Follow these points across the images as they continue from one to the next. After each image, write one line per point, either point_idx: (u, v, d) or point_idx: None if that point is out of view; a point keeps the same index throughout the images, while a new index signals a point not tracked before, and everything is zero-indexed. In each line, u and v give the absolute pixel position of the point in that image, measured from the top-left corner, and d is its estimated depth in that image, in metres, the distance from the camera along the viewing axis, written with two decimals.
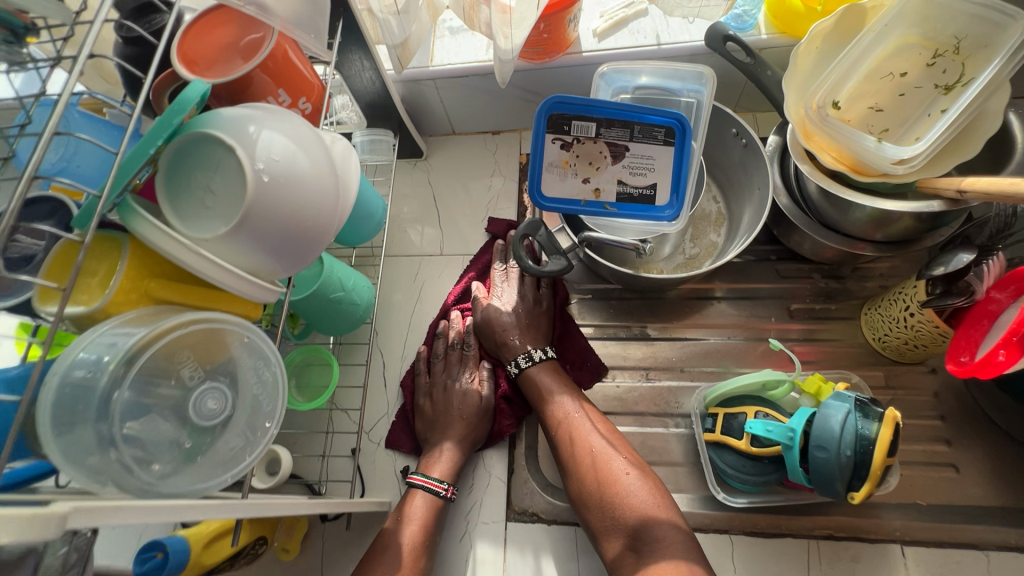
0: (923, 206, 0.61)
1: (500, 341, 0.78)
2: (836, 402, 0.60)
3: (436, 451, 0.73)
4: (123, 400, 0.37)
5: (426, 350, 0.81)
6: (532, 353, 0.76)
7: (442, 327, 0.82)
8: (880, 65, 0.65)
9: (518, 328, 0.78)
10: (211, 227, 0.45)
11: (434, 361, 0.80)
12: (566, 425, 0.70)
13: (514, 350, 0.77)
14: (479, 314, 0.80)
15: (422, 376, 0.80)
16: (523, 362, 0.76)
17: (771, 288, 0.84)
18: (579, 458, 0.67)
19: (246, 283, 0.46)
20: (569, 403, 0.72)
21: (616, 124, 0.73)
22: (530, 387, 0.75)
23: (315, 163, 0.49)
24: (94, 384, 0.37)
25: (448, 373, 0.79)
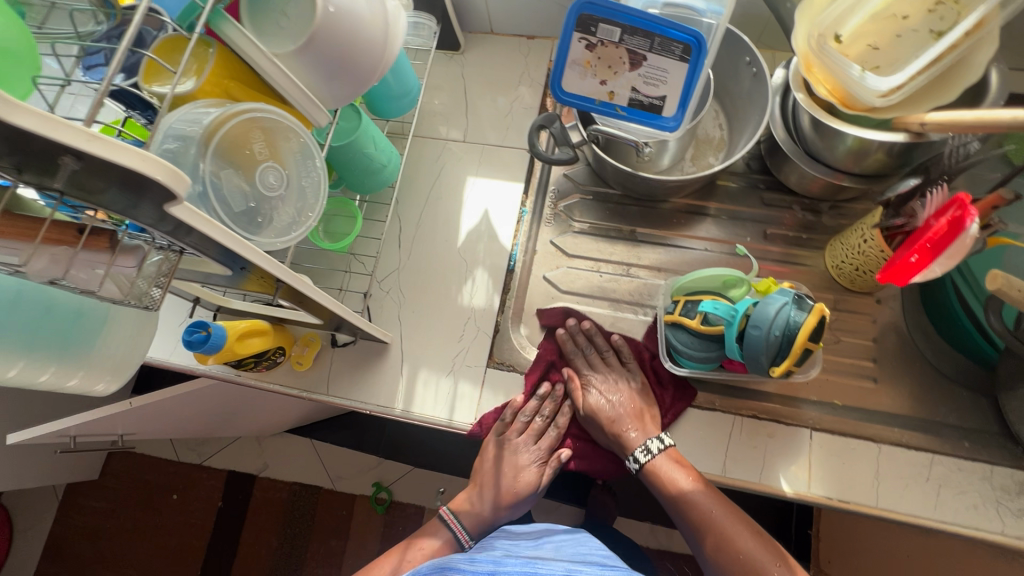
0: (889, 137, 0.69)
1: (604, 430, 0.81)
2: (778, 296, 0.71)
3: (473, 504, 0.84)
4: (210, 169, 0.48)
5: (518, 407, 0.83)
6: (650, 446, 0.77)
7: (544, 390, 0.85)
8: (887, 7, 0.70)
9: (629, 420, 0.79)
10: (282, 44, 0.55)
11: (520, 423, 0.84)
12: (708, 524, 0.72)
13: (635, 441, 0.78)
14: (586, 403, 0.83)
15: (501, 424, 0.84)
16: (642, 456, 0.76)
17: (753, 212, 0.94)
18: (721, 555, 0.70)
19: (304, 98, 0.57)
20: (702, 495, 0.73)
21: (640, 34, 0.78)
22: (649, 479, 0.76)
23: (372, 11, 0.58)
24: (185, 144, 0.47)
25: (524, 443, 0.84)
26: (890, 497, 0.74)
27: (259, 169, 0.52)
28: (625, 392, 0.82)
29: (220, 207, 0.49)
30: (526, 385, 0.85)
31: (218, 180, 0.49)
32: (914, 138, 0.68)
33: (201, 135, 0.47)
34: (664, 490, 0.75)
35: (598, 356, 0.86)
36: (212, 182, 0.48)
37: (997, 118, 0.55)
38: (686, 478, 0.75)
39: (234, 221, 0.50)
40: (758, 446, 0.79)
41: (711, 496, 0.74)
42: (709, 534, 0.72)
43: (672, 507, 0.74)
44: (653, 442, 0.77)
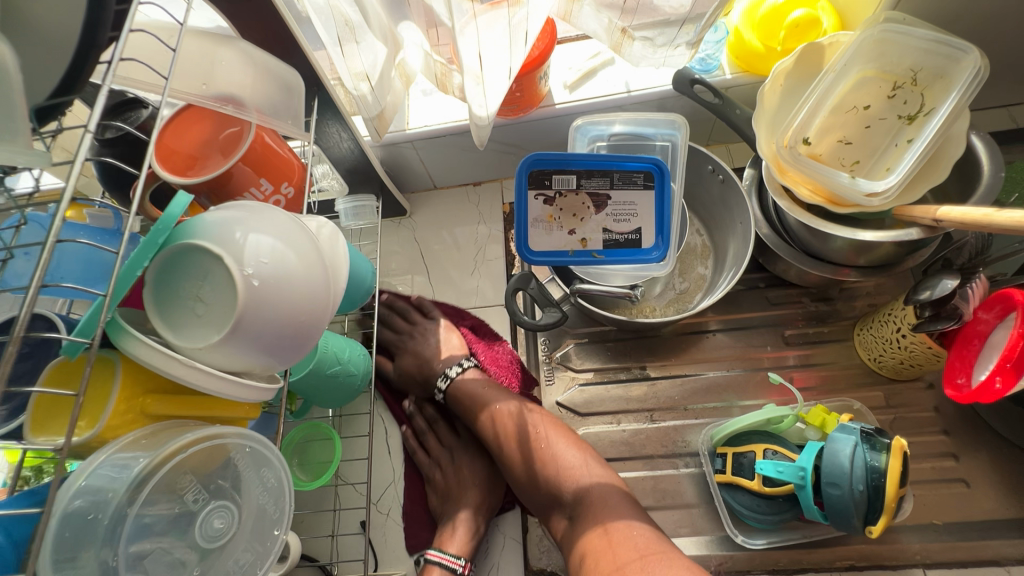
0: (903, 234, 0.62)
1: (424, 373, 0.83)
2: (843, 435, 0.61)
3: (455, 526, 0.72)
4: (132, 524, 0.37)
5: (409, 429, 0.83)
6: (451, 369, 0.80)
7: (409, 406, 0.84)
8: (845, 99, 0.68)
9: (434, 355, 0.83)
10: (204, 336, 0.44)
11: (424, 438, 0.82)
12: (515, 433, 0.71)
13: (434, 373, 0.82)
14: (394, 367, 0.85)
15: (418, 455, 0.81)
16: (452, 372, 0.80)
17: (763, 316, 0.84)
18: (584, 516, 0.62)
19: (242, 387, 0.46)
20: (507, 414, 0.72)
21: (596, 174, 0.74)
22: (458, 402, 0.78)
23: (303, 257, 0.49)
24: (100, 507, 0.37)
25: (439, 448, 0.81)
26: None
27: (199, 512, 0.40)
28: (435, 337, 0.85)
29: None
30: (396, 412, 0.84)
31: (141, 537, 0.38)
32: (928, 231, 0.61)
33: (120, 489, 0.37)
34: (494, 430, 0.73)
35: (405, 320, 0.89)
36: (131, 542, 0.37)
37: None
38: (481, 388, 0.77)
39: None
40: None
41: (525, 413, 0.73)
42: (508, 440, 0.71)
43: (529, 476, 0.68)
44: (455, 366, 0.81)
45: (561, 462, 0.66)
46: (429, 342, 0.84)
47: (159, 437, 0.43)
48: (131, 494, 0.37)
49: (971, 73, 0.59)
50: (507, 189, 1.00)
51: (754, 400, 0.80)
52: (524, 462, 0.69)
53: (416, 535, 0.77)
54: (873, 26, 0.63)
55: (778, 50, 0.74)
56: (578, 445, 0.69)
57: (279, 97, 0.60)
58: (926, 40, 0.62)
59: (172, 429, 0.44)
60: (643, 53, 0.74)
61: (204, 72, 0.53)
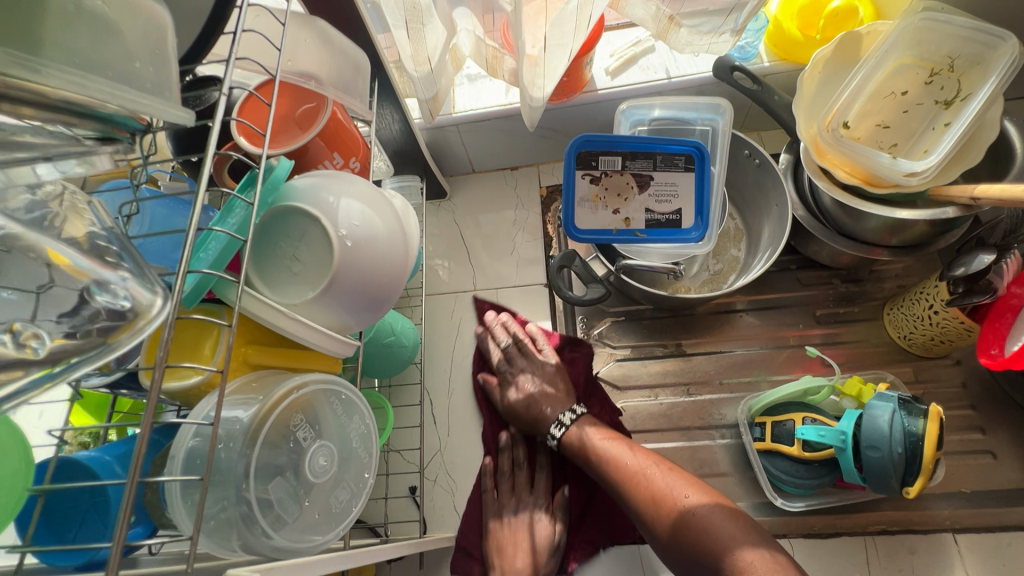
0: (938, 213, 0.65)
1: (531, 417, 0.79)
2: (881, 403, 0.64)
3: None
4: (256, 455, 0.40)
5: (491, 463, 0.80)
6: (565, 419, 0.76)
7: (504, 439, 0.81)
8: (883, 85, 0.71)
9: (544, 398, 0.79)
10: (300, 292, 0.48)
11: (500, 477, 0.79)
12: (618, 467, 0.69)
13: (546, 418, 0.78)
14: (502, 400, 0.82)
15: (488, 492, 0.78)
16: (565, 422, 0.76)
17: (795, 296, 0.87)
18: (698, 548, 0.59)
19: (332, 341, 0.49)
20: (654, 478, 0.67)
21: (640, 156, 0.77)
22: (579, 452, 0.74)
23: (387, 223, 0.52)
24: (227, 436, 0.40)
25: (514, 495, 0.78)
26: None
27: (307, 452, 0.43)
28: (547, 381, 0.81)
29: (260, 508, 0.39)
30: (486, 442, 0.82)
31: (263, 470, 0.40)
32: (964, 210, 0.64)
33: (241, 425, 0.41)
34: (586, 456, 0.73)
35: (525, 346, 0.85)
36: (255, 473, 0.39)
37: None
38: (616, 443, 0.72)
39: (281, 531, 0.40)
40: (903, 568, 0.69)
41: (630, 449, 0.71)
42: (647, 501, 0.65)
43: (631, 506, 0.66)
44: (568, 414, 0.77)
45: (662, 488, 0.65)
46: (538, 383, 0.80)
47: (259, 384, 0.46)
48: (253, 427, 0.41)
49: (1008, 59, 0.62)
50: (544, 174, 1.03)
51: (787, 375, 0.83)
52: (666, 524, 0.62)
53: (466, 567, 0.76)
54: (915, 14, 0.65)
55: (817, 38, 0.77)
56: (737, 518, 0.60)
57: (349, 75, 0.64)
58: (965, 28, 0.65)
59: (269, 375, 0.47)
60: (689, 39, 0.75)
61: (289, 51, 0.57)
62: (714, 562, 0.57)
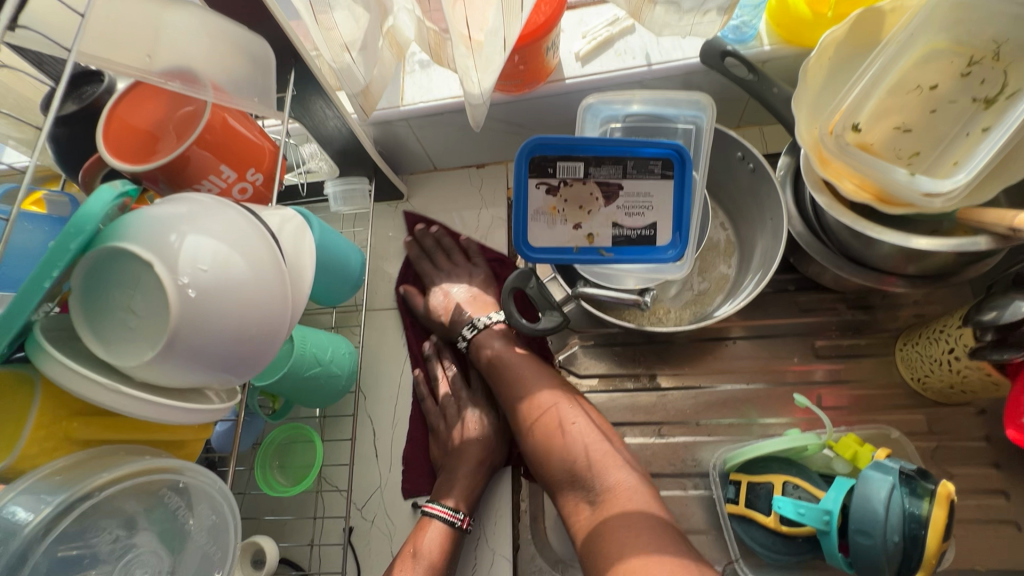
0: (967, 243, 0.52)
1: (452, 320, 0.80)
2: (878, 475, 0.52)
3: (456, 477, 0.70)
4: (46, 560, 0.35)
5: (421, 374, 0.80)
6: (476, 322, 0.77)
7: (427, 348, 0.81)
8: (906, 77, 0.56)
9: (467, 304, 0.81)
10: (135, 352, 0.39)
11: (435, 385, 0.79)
12: (546, 425, 0.65)
13: (461, 321, 0.79)
14: (424, 304, 0.83)
15: (427, 403, 0.78)
16: (468, 332, 0.77)
17: (791, 324, 0.75)
18: (599, 537, 0.57)
19: (182, 411, 0.40)
20: (537, 399, 0.67)
21: (606, 162, 0.65)
22: (490, 372, 0.73)
23: (253, 261, 0.42)
24: (5, 543, 0.34)
25: (451, 398, 0.78)
26: None
27: (125, 557, 0.39)
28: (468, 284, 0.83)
29: None
30: (414, 352, 0.82)
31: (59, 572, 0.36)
32: (1001, 240, 0.51)
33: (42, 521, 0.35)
34: (521, 406, 0.68)
35: (445, 257, 0.87)
36: None
37: None
38: (517, 369, 0.71)
39: None
40: None
41: (583, 415, 0.66)
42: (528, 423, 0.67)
43: (548, 461, 0.64)
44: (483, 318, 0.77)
45: (589, 452, 0.62)
46: (457, 287, 0.83)
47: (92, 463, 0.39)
48: (45, 526, 0.35)
49: None
50: (513, 173, 0.91)
51: (777, 418, 0.72)
52: (543, 443, 0.65)
53: (413, 480, 0.75)
54: None
55: (829, 16, 0.63)
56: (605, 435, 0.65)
57: (243, 71, 0.53)
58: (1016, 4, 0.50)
59: (111, 449, 0.40)
60: (667, 19, 0.62)
61: (147, 42, 0.46)
62: (582, 471, 0.61)
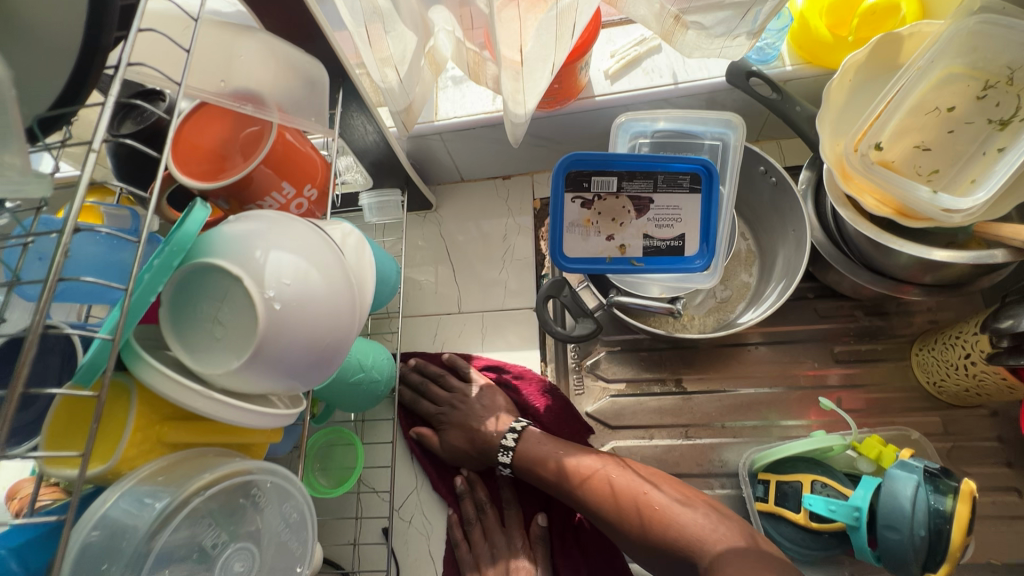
0: (984, 256, 0.55)
1: (482, 443, 0.75)
2: (903, 473, 0.56)
3: None
4: (157, 557, 0.37)
5: (455, 517, 0.74)
6: (508, 440, 0.72)
7: (459, 486, 0.75)
8: (925, 99, 0.60)
9: (492, 424, 0.75)
10: (222, 360, 0.42)
11: (469, 528, 0.73)
12: (621, 490, 0.64)
13: (491, 444, 0.74)
14: (442, 442, 0.77)
15: (461, 548, 0.72)
16: (509, 440, 0.72)
17: (810, 330, 0.78)
18: None
19: (264, 414, 0.43)
20: (597, 463, 0.67)
21: (639, 176, 0.67)
22: (542, 472, 0.69)
23: (328, 275, 0.45)
24: (119, 546, 0.36)
25: (488, 539, 0.72)
26: None
27: (221, 556, 0.41)
28: (489, 407, 0.77)
29: None
30: (444, 493, 0.76)
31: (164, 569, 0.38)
32: (1017, 253, 0.55)
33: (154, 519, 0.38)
34: (573, 475, 0.67)
35: (433, 386, 0.81)
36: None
37: None
38: (570, 454, 0.69)
39: None
40: None
41: (620, 468, 0.67)
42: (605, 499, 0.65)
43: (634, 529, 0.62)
44: (511, 435, 0.73)
45: (675, 515, 0.61)
46: (479, 412, 0.77)
47: (187, 465, 0.42)
48: (154, 528, 0.37)
49: None
50: (538, 184, 0.94)
51: (797, 420, 0.75)
52: (629, 513, 0.63)
53: None
54: (969, 16, 0.54)
55: (849, 40, 0.66)
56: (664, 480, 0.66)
57: (301, 92, 0.56)
58: None
59: (199, 452, 0.43)
60: (697, 42, 0.66)
61: (222, 68, 0.50)
62: (675, 540, 0.60)
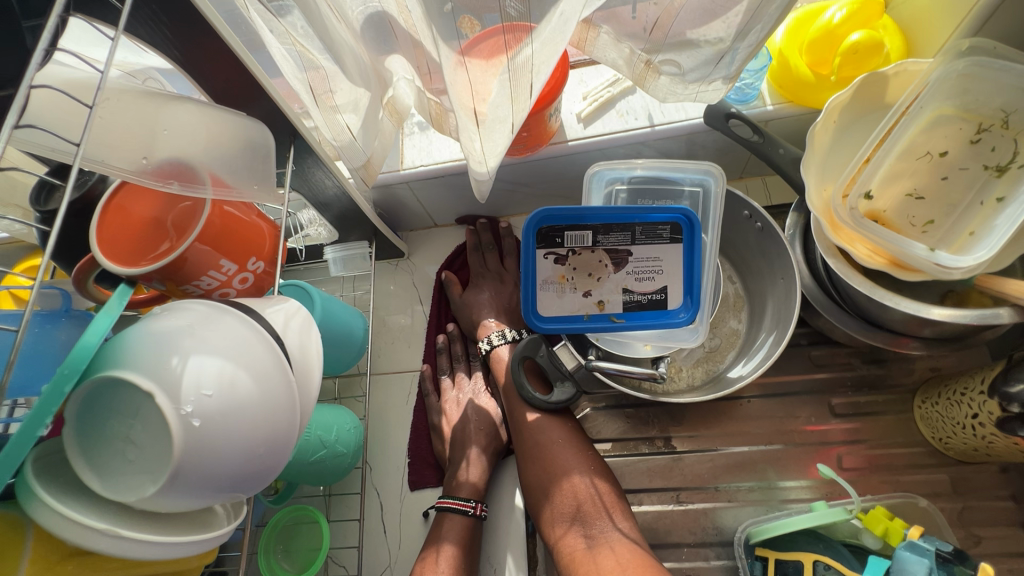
0: (989, 316, 0.51)
1: (481, 320, 0.81)
2: (914, 556, 0.51)
3: (465, 469, 0.71)
4: None
5: (430, 367, 0.82)
6: (506, 332, 0.78)
7: (441, 341, 0.82)
8: (916, 142, 0.56)
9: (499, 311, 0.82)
10: (134, 490, 0.36)
11: (440, 381, 0.81)
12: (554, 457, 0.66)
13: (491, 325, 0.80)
14: (462, 297, 0.84)
15: (431, 397, 0.79)
16: (496, 339, 0.78)
17: (806, 381, 0.73)
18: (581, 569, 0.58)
19: (184, 546, 0.38)
20: (576, 475, 0.65)
21: (615, 229, 0.63)
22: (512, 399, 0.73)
23: (259, 377, 0.40)
24: None
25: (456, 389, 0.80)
26: None
27: None
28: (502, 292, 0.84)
29: None
30: (426, 350, 0.84)
31: None
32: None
33: None
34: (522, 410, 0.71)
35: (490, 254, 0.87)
36: None
37: None
38: (556, 441, 0.67)
39: None
40: None
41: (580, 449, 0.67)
42: (554, 489, 0.65)
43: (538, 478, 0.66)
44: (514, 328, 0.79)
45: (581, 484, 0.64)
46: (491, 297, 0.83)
47: None
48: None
49: None
50: (514, 226, 0.90)
51: (796, 481, 0.70)
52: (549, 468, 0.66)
53: (421, 473, 0.76)
54: (958, 58, 0.50)
55: (832, 80, 0.62)
56: (620, 508, 0.63)
57: (241, 158, 0.51)
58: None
59: None
60: (671, 87, 0.62)
61: (145, 144, 0.45)
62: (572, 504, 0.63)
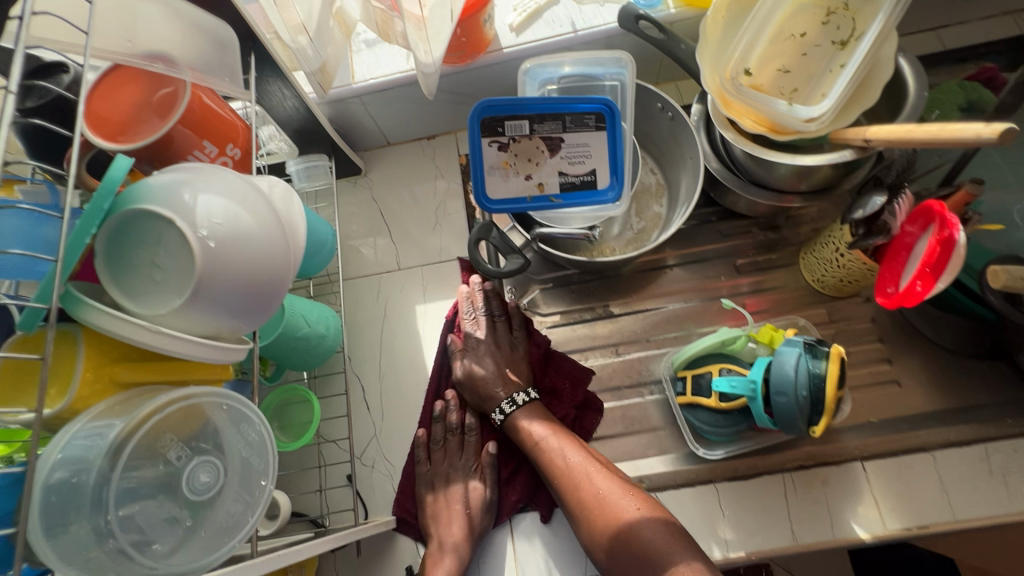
0: (838, 157, 0.65)
1: (483, 392, 0.80)
2: (789, 349, 0.66)
3: (443, 549, 0.73)
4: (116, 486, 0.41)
5: (425, 434, 0.80)
6: (515, 398, 0.78)
7: (438, 409, 0.81)
8: (783, 27, 0.69)
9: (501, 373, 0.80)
10: (164, 300, 0.44)
11: (433, 448, 0.80)
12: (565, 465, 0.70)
13: (495, 399, 0.79)
14: (463, 373, 0.81)
15: (422, 465, 0.79)
16: (508, 407, 0.78)
17: (717, 247, 0.88)
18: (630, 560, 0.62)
19: (210, 350, 0.46)
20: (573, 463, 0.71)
21: (548, 118, 0.74)
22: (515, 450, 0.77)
23: (258, 215, 0.48)
24: (83, 472, 0.40)
25: (448, 462, 0.80)
26: (963, 505, 0.71)
27: (184, 468, 0.45)
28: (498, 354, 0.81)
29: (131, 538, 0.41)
30: (421, 416, 0.82)
31: (127, 498, 0.42)
32: (860, 151, 0.64)
33: (104, 453, 0.41)
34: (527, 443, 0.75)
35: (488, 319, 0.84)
36: (119, 504, 0.41)
37: (959, 132, 0.48)
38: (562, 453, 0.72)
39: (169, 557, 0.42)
40: (817, 500, 0.74)
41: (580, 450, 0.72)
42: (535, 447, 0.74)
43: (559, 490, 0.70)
44: (519, 395, 0.78)
45: (598, 485, 0.68)
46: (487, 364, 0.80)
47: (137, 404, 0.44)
48: (110, 456, 0.41)
49: None
50: (462, 140, 0.99)
51: (711, 327, 0.85)
52: (566, 481, 0.70)
53: (404, 520, 0.79)
54: None
55: None
56: (636, 493, 0.67)
57: (212, 53, 0.58)
58: None
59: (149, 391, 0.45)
60: None
61: (126, 30, 0.51)
62: (596, 507, 0.66)
